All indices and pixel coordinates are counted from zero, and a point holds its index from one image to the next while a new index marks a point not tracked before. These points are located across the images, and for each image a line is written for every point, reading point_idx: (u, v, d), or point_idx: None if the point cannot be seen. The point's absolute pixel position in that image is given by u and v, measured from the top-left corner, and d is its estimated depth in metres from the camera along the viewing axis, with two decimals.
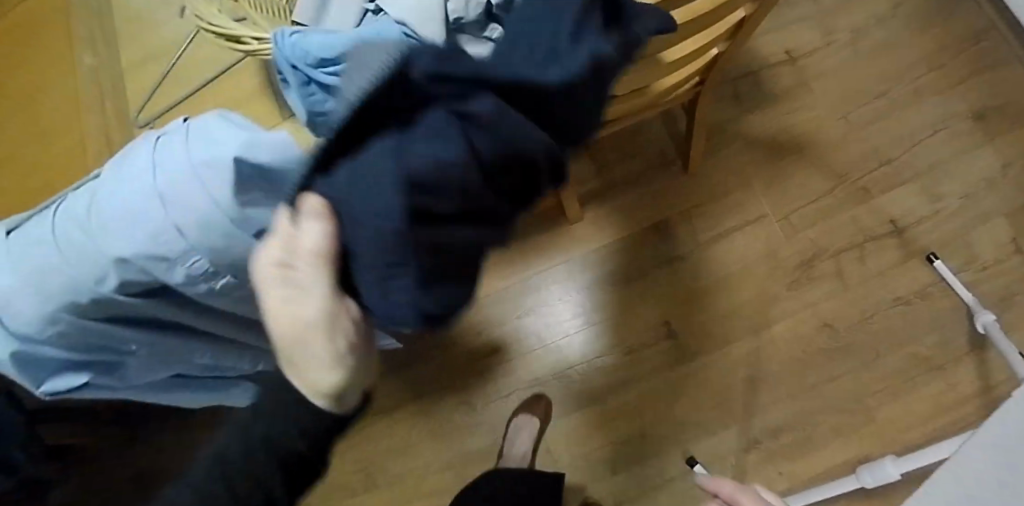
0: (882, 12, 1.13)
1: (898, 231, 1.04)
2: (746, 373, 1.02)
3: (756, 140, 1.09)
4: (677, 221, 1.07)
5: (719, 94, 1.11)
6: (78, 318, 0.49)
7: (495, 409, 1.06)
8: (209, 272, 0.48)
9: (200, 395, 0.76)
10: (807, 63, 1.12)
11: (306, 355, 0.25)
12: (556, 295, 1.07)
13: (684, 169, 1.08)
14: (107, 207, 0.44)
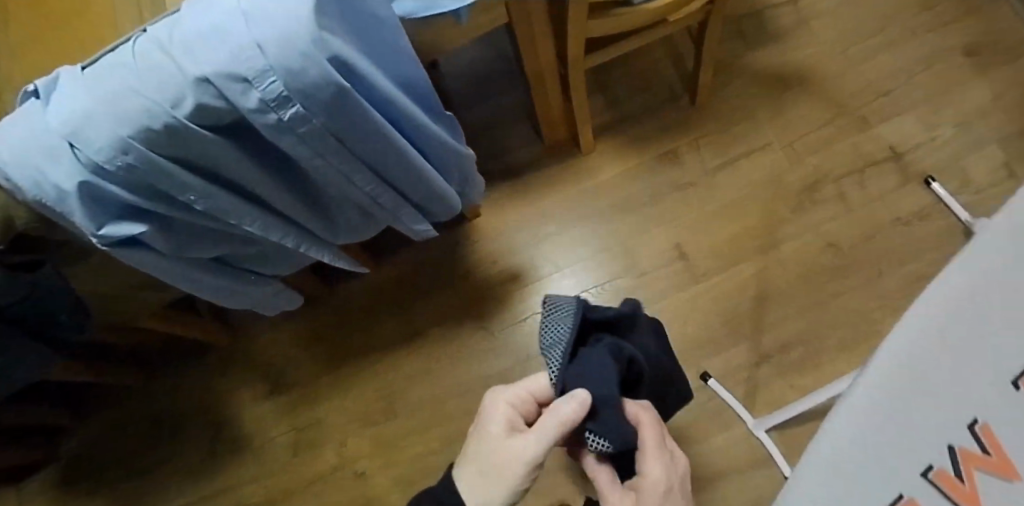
0: None
1: (897, 157, 1.09)
2: (756, 291, 1.06)
3: (760, 74, 1.14)
4: (686, 149, 1.11)
5: (725, 32, 1.16)
6: (148, 149, 0.51)
7: (512, 335, 1.09)
8: (282, 99, 0.51)
9: (231, 281, 0.78)
10: (806, 4, 1.17)
11: (504, 473, 0.51)
12: (557, 276, 1.10)
13: (692, 101, 1.12)
14: (192, 30, 0.49)
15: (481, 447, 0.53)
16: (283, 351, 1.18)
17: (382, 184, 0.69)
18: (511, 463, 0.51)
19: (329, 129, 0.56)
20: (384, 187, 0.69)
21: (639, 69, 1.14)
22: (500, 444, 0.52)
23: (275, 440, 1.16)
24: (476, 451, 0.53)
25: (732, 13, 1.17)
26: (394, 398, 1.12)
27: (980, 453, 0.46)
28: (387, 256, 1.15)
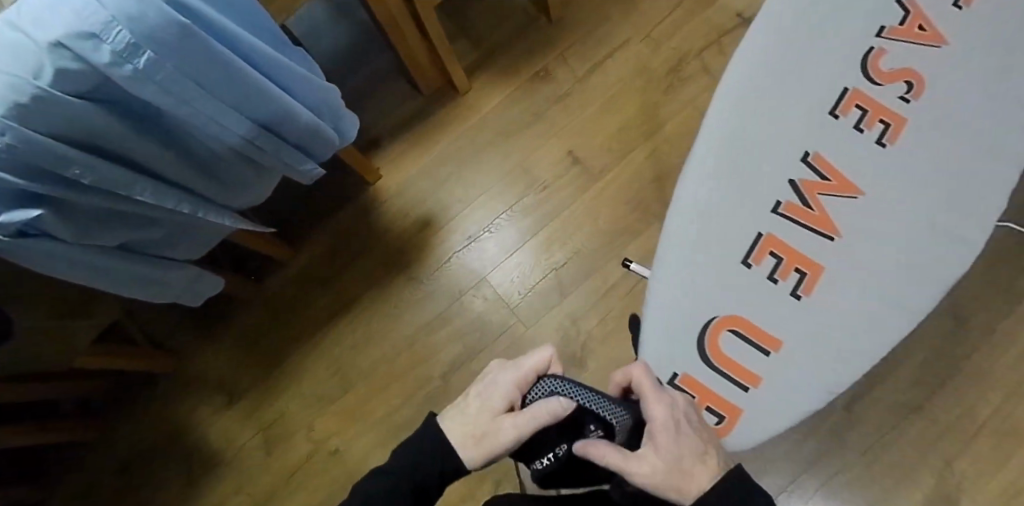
0: None
1: (747, 21, 1.16)
2: (652, 174, 1.12)
3: None
4: (555, 65, 1.17)
5: None
6: (20, 125, 0.58)
7: (441, 278, 1.13)
8: (132, 47, 0.59)
9: (146, 270, 0.82)
10: None
11: (488, 441, 0.55)
12: (471, 221, 1.14)
13: (548, 20, 1.17)
14: (37, 7, 0.57)
15: (471, 417, 0.57)
16: (224, 360, 1.16)
17: (261, 128, 0.75)
18: (494, 436, 0.55)
19: (184, 72, 0.64)
20: (266, 134, 0.75)
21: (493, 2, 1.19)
22: (487, 414, 0.57)
23: (241, 445, 1.14)
24: (462, 418, 0.58)
25: None
26: (345, 370, 1.13)
27: (802, 208, 0.71)
28: (302, 239, 1.16)
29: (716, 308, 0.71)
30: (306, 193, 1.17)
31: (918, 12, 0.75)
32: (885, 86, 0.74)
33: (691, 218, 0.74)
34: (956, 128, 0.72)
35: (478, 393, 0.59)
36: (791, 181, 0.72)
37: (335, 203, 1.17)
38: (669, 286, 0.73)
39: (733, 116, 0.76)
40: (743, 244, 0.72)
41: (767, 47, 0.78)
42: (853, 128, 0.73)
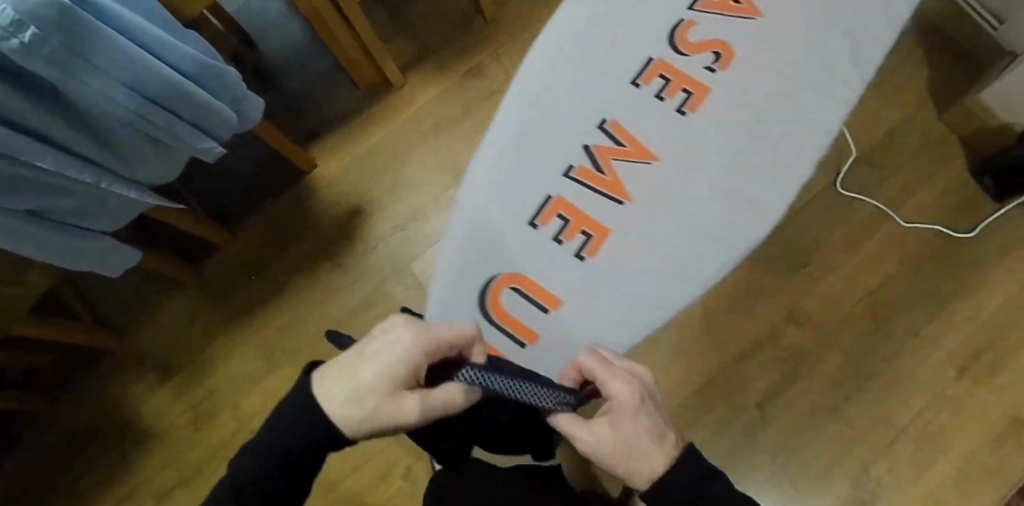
0: None
1: None
2: None
3: None
4: (488, 62, 1.19)
5: None
6: None
7: (366, 265, 1.16)
8: (14, 21, 0.61)
9: (60, 237, 0.85)
10: None
11: (385, 420, 0.51)
12: (398, 210, 1.17)
13: (483, 18, 1.20)
14: None
15: (370, 389, 0.50)
16: (160, 338, 1.22)
17: (164, 112, 0.81)
18: (397, 416, 0.51)
19: (72, 46, 0.67)
20: (168, 116, 0.81)
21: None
22: (394, 391, 0.51)
23: (176, 421, 1.19)
24: (349, 382, 0.51)
25: None
26: (273, 353, 1.18)
27: (594, 173, 0.75)
28: (241, 225, 1.21)
29: (498, 265, 0.74)
30: (245, 178, 1.20)
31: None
32: (690, 59, 0.77)
33: (487, 179, 0.76)
34: (745, 96, 0.76)
35: (377, 356, 0.52)
36: (587, 148, 0.76)
37: (269, 189, 1.20)
38: (461, 245, 0.75)
39: (547, 80, 0.78)
40: (535, 203, 0.75)
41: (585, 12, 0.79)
42: (654, 98, 0.77)
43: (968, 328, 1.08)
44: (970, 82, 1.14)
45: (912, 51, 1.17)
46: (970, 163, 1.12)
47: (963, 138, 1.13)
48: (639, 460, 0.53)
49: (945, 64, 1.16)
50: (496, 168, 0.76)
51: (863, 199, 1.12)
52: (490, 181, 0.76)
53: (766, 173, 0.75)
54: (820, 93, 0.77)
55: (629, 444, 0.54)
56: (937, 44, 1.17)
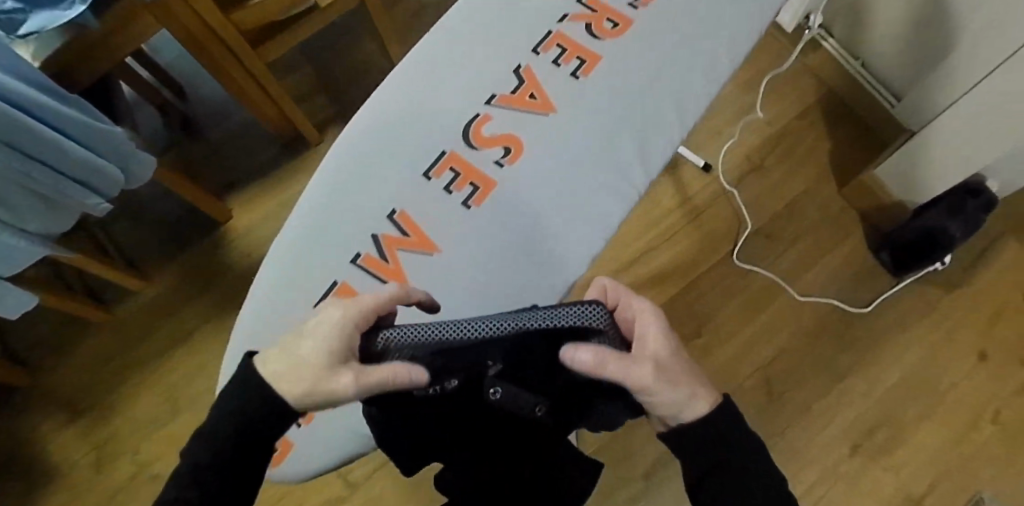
0: None
1: None
2: None
3: None
4: None
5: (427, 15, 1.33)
6: None
7: None
8: None
9: None
10: None
11: (317, 397, 0.42)
12: None
13: None
14: None
15: (308, 360, 0.43)
16: (77, 376, 1.26)
17: (47, 169, 0.82)
18: (329, 389, 0.41)
19: None
20: (55, 177, 0.84)
21: (354, 61, 1.31)
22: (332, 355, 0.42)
23: (82, 462, 1.22)
24: (287, 355, 0.44)
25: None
26: (180, 398, 1.24)
27: (382, 260, 0.69)
28: (156, 271, 1.28)
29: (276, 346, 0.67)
30: (168, 227, 1.29)
31: (536, 81, 0.73)
32: (483, 151, 0.72)
33: (270, 278, 0.69)
34: (555, 149, 0.71)
35: (310, 327, 0.44)
36: (373, 236, 0.69)
37: (192, 235, 1.29)
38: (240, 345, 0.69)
39: (332, 166, 0.71)
40: (318, 291, 0.68)
41: (381, 87, 0.74)
42: (442, 191, 0.71)
43: (863, 405, 1.11)
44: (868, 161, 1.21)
45: (814, 129, 1.23)
46: (870, 239, 1.18)
47: (862, 214, 1.19)
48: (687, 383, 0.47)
49: (834, 141, 1.23)
50: (278, 264, 0.69)
51: (758, 270, 1.16)
52: (272, 277, 0.69)
53: (586, 209, 0.71)
54: (637, 181, 0.72)
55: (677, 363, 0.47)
56: (841, 122, 1.24)
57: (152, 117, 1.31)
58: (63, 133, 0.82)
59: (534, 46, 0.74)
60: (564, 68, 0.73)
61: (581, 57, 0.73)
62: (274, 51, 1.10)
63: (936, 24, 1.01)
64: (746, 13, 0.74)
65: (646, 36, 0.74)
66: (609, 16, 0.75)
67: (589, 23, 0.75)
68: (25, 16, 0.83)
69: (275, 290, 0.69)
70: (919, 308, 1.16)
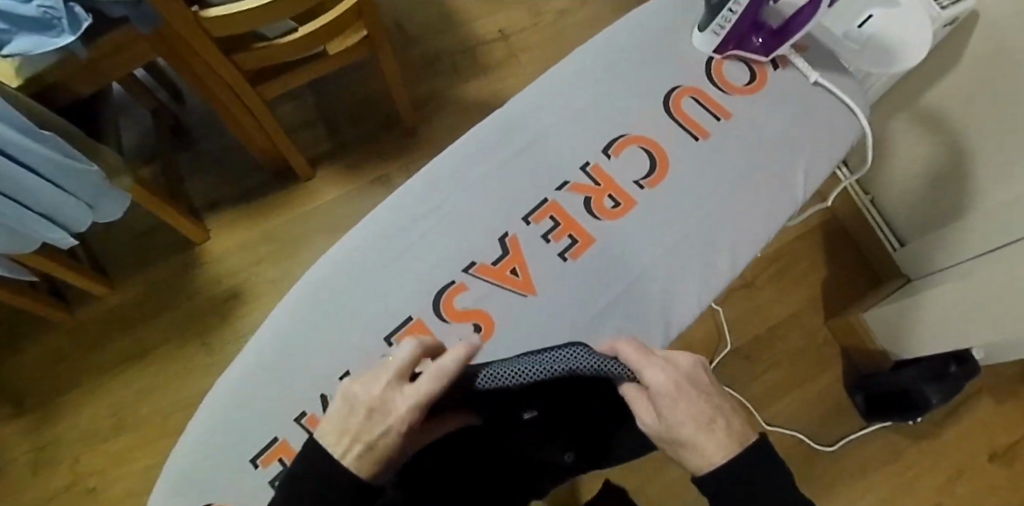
0: (565, 6, 1.51)
1: None
2: None
3: (465, 103, 1.42)
4: (397, 174, 1.34)
5: (441, 70, 1.44)
6: None
7: (233, 348, 1.22)
8: None
9: None
10: (515, 39, 1.48)
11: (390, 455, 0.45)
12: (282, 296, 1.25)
13: (406, 131, 1.37)
14: None
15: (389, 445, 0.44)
16: (24, 370, 1.20)
17: (7, 200, 0.76)
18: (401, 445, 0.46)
19: None
20: (17, 208, 0.78)
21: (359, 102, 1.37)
22: (405, 439, 0.45)
23: (9, 473, 1.15)
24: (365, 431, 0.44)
25: (450, 50, 1.46)
26: (123, 413, 1.19)
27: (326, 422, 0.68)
28: (125, 281, 1.24)
29: (212, 492, 0.68)
30: (147, 238, 1.26)
31: (520, 253, 0.72)
32: (451, 325, 0.70)
33: (211, 421, 0.69)
34: (529, 330, 0.70)
35: (381, 418, 0.44)
36: (320, 395, 0.69)
37: (168, 248, 1.27)
38: (163, 486, 0.69)
39: (293, 312, 0.71)
40: (257, 442, 0.68)
41: (365, 223, 0.74)
42: None
43: None
44: (845, 301, 1.22)
45: (810, 255, 1.25)
46: (846, 379, 1.18)
47: (841, 348, 1.20)
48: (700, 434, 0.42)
49: (813, 269, 1.24)
50: (220, 407, 0.69)
51: (728, 390, 1.17)
52: (211, 418, 0.69)
53: None
54: None
55: (682, 410, 0.43)
56: (837, 251, 1.25)
57: (145, 124, 1.30)
58: (35, 168, 0.77)
59: (526, 213, 0.73)
60: (553, 246, 0.72)
61: (572, 236, 0.72)
62: (273, 89, 1.10)
63: (941, 201, 1.01)
64: (751, 222, 0.72)
65: (645, 222, 0.72)
66: (611, 194, 0.73)
67: (589, 197, 0.73)
68: (11, 36, 0.77)
69: (213, 431, 0.69)
70: (885, 456, 1.14)
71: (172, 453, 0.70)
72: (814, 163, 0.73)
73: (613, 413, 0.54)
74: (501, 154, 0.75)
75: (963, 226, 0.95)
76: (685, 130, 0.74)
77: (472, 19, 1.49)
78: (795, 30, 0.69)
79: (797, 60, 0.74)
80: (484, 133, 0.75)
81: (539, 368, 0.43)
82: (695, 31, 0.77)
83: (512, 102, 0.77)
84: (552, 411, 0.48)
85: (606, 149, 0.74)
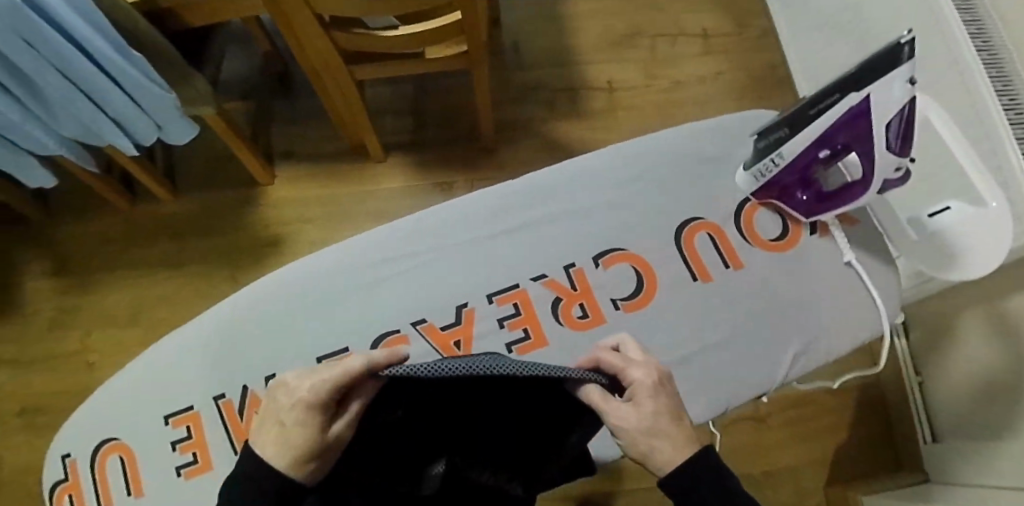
0: (682, 78, 1.48)
1: None
2: None
3: (549, 139, 1.42)
4: (458, 185, 1.37)
5: (538, 100, 1.45)
6: None
7: None
8: None
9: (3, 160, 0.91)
10: (620, 93, 1.47)
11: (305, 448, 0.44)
12: None
13: (481, 148, 1.39)
14: None
15: (301, 434, 0.43)
16: (79, 238, 1.32)
17: (92, 106, 0.83)
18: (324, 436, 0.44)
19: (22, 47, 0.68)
20: (98, 114, 0.85)
21: (450, 107, 1.42)
22: (317, 427, 0.44)
23: (32, 322, 1.27)
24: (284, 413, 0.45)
25: (554, 85, 1.47)
26: (141, 310, 1.28)
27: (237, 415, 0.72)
28: (188, 194, 1.35)
29: (125, 428, 0.74)
30: (220, 164, 1.36)
31: (470, 328, 0.73)
32: None
33: (147, 369, 0.75)
34: None
35: (288, 401, 0.45)
36: (243, 386, 0.73)
37: (235, 179, 1.35)
38: (87, 406, 0.76)
39: (253, 299, 0.75)
40: (176, 402, 0.74)
41: (351, 241, 0.76)
42: None
43: None
44: (845, 476, 1.13)
45: (835, 416, 1.16)
46: None
47: None
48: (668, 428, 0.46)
49: (829, 429, 1.15)
50: (155, 357, 0.76)
51: None
52: (146, 364, 0.76)
53: None
54: None
55: (655, 405, 0.46)
56: (864, 423, 1.15)
57: (259, 64, 1.40)
58: (124, 89, 0.82)
59: (491, 292, 0.75)
60: (505, 333, 0.73)
61: (526, 331, 0.73)
62: (366, 73, 1.15)
63: (973, 420, 0.93)
64: (728, 371, 0.72)
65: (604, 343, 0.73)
66: (583, 303, 0.74)
67: (560, 299, 0.74)
68: None
69: (146, 375, 0.75)
70: None
71: (107, 383, 0.76)
72: (811, 345, 0.73)
73: (547, 409, 0.51)
74: (503, 225, 0.77)
75: (994, 458, 0.86)
76: (689, 268, 0.75)
77: (587, 63, 1.49)
78: (841, 204, 0.70)
79: (838, 233, 0.75)
80: (494, 199, 0.77)
81: (480, 361, 0.40)
82: (740, 169, 0.78)
83: (532, 178, 0.79)
84: (479, 392, 0.46)
85: (595, 259, 0.76)
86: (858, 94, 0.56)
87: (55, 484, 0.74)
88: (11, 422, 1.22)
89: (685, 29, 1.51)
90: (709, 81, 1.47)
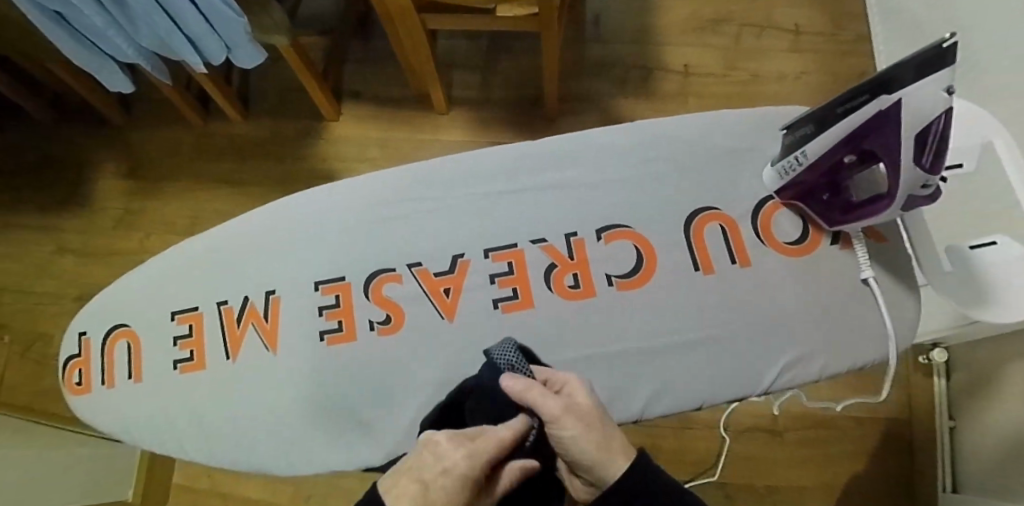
0: (764, 73, 1.40)
1: None
2: None
3: (612, 116, 1.40)
4: None
5: (608, 75, 1.42)
6: None
7: None
8: None
9: (90, 60, 0.99)
10: (694, 79, 1.41)
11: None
12: None
13: (541, 114, 1.39)
14: None
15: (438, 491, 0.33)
16: (155, 145, 1.42)
17: (168, 21, 0.89)
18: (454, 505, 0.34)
19: None
20: (174, 30, 0.91)
21: (518, 70, 1.41)
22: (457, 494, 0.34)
23: (102, 216, 1.40)
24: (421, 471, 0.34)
25: (628, 61, 1.43)
26: (197, 222, 1.38)
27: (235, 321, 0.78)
28: (257, 119, 1.42)
29: (149, 320, 0.81)
30: (290, 95, 1.42)
31: (461, 278, 0.75)
32: (371, 304, 0.75)
33: (166, 268, 0.82)
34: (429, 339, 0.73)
35: (432, 463, 0.35)
36: (245, 296, 0.78)
37: (301, 111, 1.41)
38: (110, 291, 0.84)
39: (273, 219, 0.80)
40: (184, 302, 0.80)
41: (373, 177, 0.79)
42: (317, 308, 0.76)
43: None
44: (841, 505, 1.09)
45: (852, 446, 1.10)
46: None
47: None
48: (600, 422, 0.46)
49: (839, 456, 1.10)
50: (173, 257, 0.82)
51: None
52: (163, 262, 0.83)
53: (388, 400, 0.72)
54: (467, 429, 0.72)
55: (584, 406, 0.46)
56: (885, 457, 1.09)
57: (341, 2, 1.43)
58: (198, 9, 0.87)
59: (489, 247, 0.76)
60: (494, 289, 0.74)
61: (515, 291, 0.74)
62: (438, 23, 1.16)
63: (999, 476, 0.88)
64: (713, 364, 0.71)
65: (592, 316, 0.73)
66: (577, 273, 0.74)
67: (554, 265, 0.74)
68: None
69: (165, 273, 0.82)
70: None
71: (131, 273, 0.84)
72: (807, 356, 0.71)
73: None
74: (520, 184, 0.77)
75: None
76: (693, 256, 0.74)
77: (666, 43, 1.43)
78: (861, 218, 0.68)
79: (859, 248, 0.73)
80: (513, 157, 0.78)
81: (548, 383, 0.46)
82: (768, 164, 0.76)
83: (555, 142, 0.79)
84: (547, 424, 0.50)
85: (598, 232, 0.75)
86: (889, 96, 0.52)
87: (70, 357, 0.83)
88: (71, 304, 1.35)
89: (778, 22, 1.43)
90: (792, 80, 1.39)
